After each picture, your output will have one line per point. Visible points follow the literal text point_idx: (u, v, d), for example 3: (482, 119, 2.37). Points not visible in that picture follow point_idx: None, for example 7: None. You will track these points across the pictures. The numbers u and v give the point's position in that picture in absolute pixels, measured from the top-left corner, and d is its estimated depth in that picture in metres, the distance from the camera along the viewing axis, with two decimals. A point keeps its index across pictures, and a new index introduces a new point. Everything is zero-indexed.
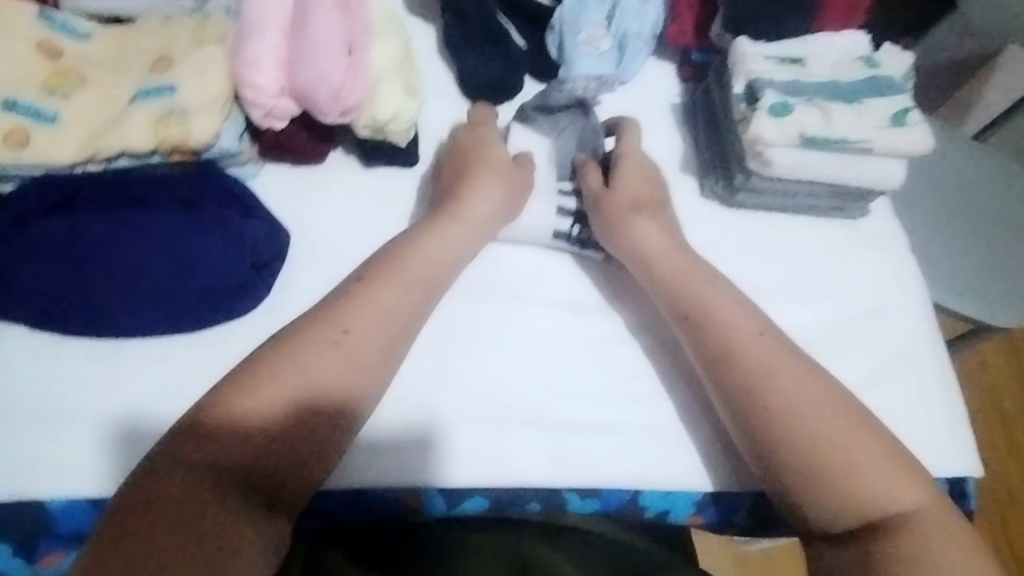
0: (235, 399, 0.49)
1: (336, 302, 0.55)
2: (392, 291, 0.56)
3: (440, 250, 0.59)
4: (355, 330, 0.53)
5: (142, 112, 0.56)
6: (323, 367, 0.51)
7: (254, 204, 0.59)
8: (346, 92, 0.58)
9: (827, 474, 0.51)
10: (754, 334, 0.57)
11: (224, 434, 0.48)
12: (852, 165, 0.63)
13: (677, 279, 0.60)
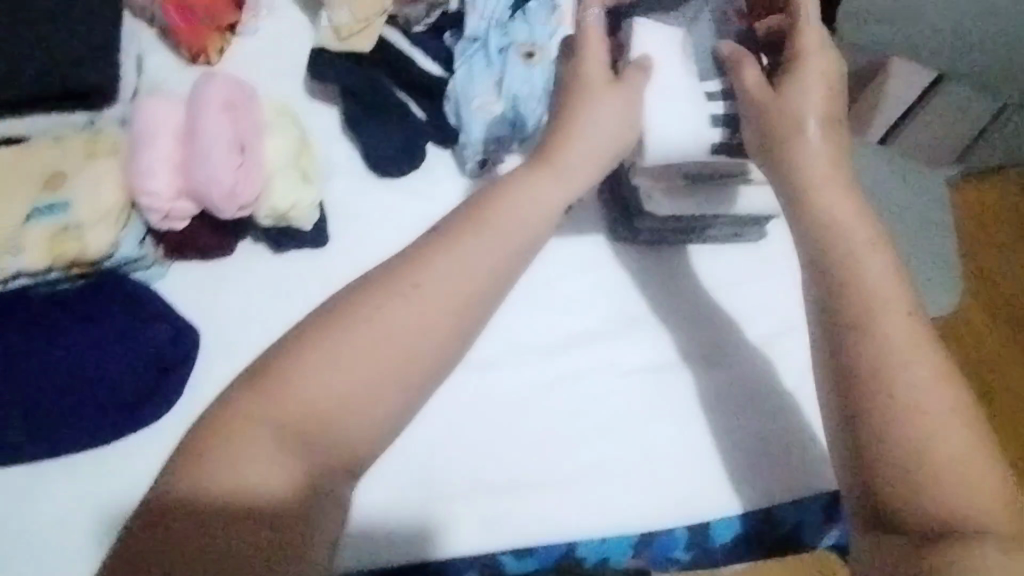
0: (273, 408, 0.42)
1: (378, 304, 0.45)
2: (408, 311, 0.45)
3: (482, 245, 0.47)
4: (391, 349, 0.44)
5: (37, 230, 0.57)
6: (338, 366, 0.43)
7: (159, 307, 0.60)
8: (239, 187, 0.60)
9: (911, 447, 0.43)
10: (887, 279, 0.48)
11: (209, 477, 0.40)
12: (737, 194, 0.65)
13: (832, 213, 0.50)
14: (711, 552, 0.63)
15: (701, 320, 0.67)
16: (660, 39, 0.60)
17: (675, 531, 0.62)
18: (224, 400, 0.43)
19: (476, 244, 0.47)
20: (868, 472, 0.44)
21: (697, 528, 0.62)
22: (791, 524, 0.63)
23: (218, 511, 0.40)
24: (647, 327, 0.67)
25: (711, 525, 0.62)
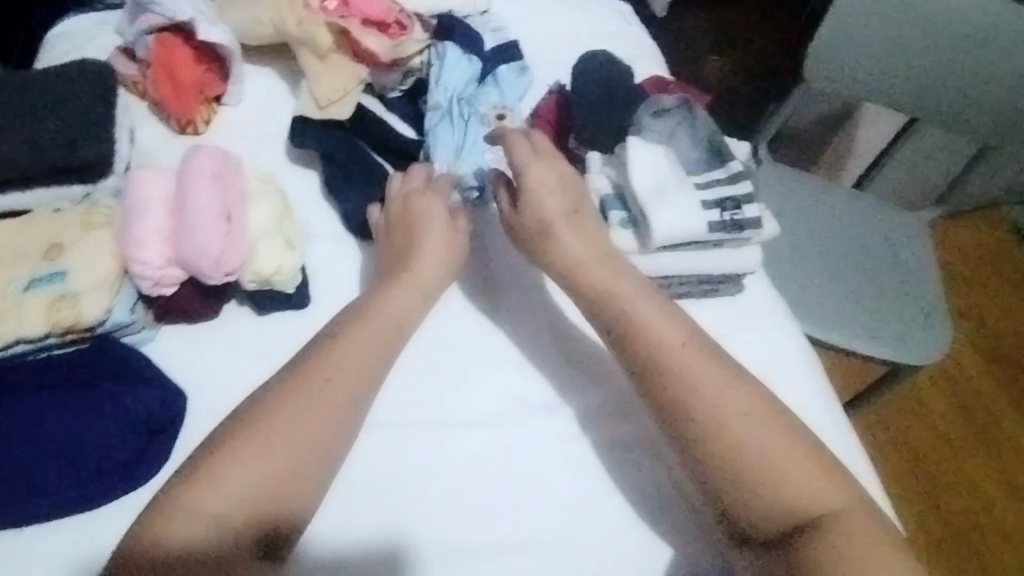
0: (218, 475, 0.50)
1: (291, 399, 0.54)
2: (290, 406, 0.54)
3: (351, 356, 0.58)
4: (297, 428, 0.53)
5: (35, 299, 0.60)
6: (234, 484, 0.50)
7: (152, 372, 0.62)
8: (226, 254, 0.63)
9: (761, 483, 0.52)
10: (679, 342, 0.58)
11: (175, 526, 0.48)
12: (710, 258, 0.71)
13: (645, 312, 0.60)
14: None
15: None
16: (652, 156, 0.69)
17: None
18: (181, 470, 0.51)
19: (349, 346, 0.58)
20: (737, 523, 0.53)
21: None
22: None
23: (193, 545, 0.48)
24: (618, 378, 0.69)
25: None
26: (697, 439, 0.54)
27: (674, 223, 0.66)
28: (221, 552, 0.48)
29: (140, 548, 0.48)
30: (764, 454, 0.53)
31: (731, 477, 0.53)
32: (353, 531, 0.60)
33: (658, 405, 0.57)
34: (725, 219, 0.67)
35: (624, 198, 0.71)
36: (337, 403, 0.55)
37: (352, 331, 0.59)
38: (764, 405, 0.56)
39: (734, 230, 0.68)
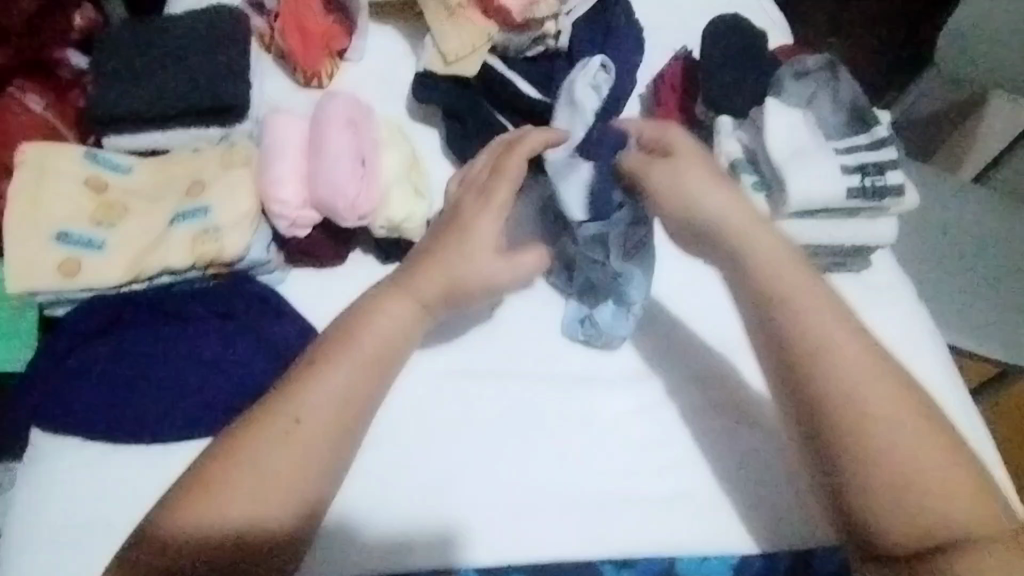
0: (226, 465, 0.52)
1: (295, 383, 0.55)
2: (313, 395, 0.54)
3: (388, 322, 0.58)
4: (310, 415, 0.54)
5: (181, 233, 0.63)
6: (258, 463, 0.52)
7: (284, 307, 0.63)
8: (361, 198, 0.64)
9: (863, 457, 0.52)
10: (845, 339, 0.56)
11: (206, 508, 0.50)
12: (844, 229, 0.68)
13: (802, 311, 0.57)
14: None
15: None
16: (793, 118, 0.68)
17: (776, 555, 0.61)
18: (200, 461, 0.53)
19: (379, 318, 0.58)
20: (858, 521, 0.52)
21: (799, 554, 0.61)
22: None
23: (233, 521, 0.50)
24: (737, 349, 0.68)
25: (817, 553, 0.61)
26: (799, 387, 0.55)
27: (813, 189, 0.64)
28: (258, 532, 0.51)
29: (169, 536, 0.50)
30: (862, 400, 0.54)
31: (847, 451, 0.53)
32: (421, 486, 0.61)
33: (806, 403, 0.55)
34: (867, 185, 0.65)
35: (758, 161, 0.69)
36: (359, 384, 0.56)
37: (383, 300, 0.59)
38: (867, 358, 0.56)
39: (875, 198, 0.65)
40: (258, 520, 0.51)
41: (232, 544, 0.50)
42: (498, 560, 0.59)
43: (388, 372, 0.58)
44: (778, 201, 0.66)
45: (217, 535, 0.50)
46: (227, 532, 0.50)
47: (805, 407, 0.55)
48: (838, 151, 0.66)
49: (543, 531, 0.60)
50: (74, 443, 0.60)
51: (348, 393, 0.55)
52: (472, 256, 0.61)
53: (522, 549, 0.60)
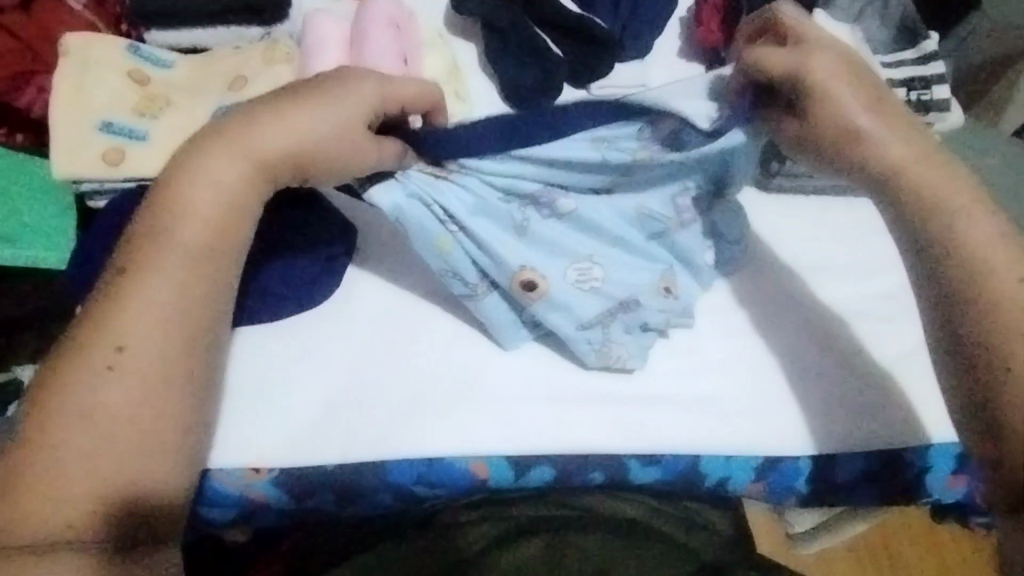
0: (50, 431, 0.47)
1: (123, 305, 0.50)
2: (117, 317, 0.50)
3: (206, 212, 0.52)
4: (92, 352, 0.49)
5: None
6: (111, 401, 0.48)
7: (321, 202, 0.66)
8: None
9: (1001, 314, 0.48)
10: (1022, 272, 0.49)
11: (41, 477, 0.46)
12: None
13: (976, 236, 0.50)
14: (835, 486, 0.63)
15: (824, 270, 0.70)
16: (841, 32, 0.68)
17: (799, 460, 0.62)
18: (21, 437, 0.48)
19: (185, 221, 0.52)
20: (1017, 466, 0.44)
21: (821, 459, 0.62)
22: (916, 470, 0.63)
23: (92, 482, 0.47)
24: (767, 266, 0.70)
25: (838, 458, 0.62)
26: (934, 240, 0.51)
27: None
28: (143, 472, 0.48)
29: (28, 516, 0.46)
30: (972, 233, 0.51)
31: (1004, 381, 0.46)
32: (345, 425, 0.61)
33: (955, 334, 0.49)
34: (913, 99, 0.65)
35: None
36: (202, 285, 0.52)
37: (201, 156, 0.53)
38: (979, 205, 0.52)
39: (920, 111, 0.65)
40: (130, 471, 0.47)
41: (113, 506, 0.47)
42: (527, 452, 0.61)
43: (226, 257, 0.53)
44: None
45: (89, 502, 0.46)
46: (103, 495, 0.47)
47: (962, 315, 0.49)
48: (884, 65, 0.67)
49: (572, 426, 0.62)
50: None
51: (171, 294, 0.51)
52: (264, 129, 0.53)
53: (550, 442, 0.61)
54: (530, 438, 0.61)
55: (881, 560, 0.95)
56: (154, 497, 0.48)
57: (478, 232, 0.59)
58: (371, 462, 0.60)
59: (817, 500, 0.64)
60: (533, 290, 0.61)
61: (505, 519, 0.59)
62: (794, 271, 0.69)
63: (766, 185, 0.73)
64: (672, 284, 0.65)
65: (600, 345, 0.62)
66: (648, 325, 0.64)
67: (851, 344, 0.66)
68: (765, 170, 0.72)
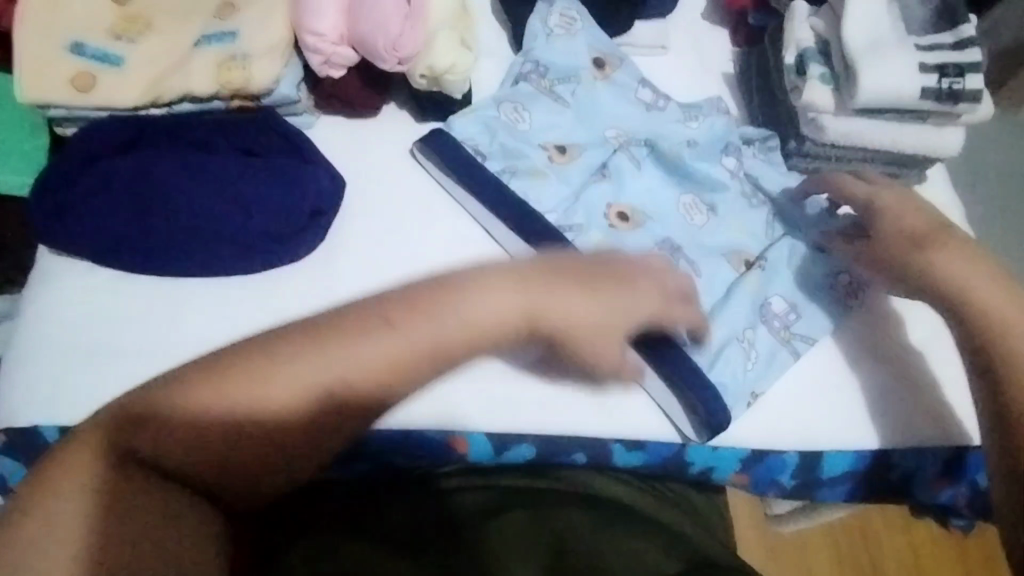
0: (205, 398, 0.40)
1: (323, 346, 0.42)
2: (272, 384, 0.41)
3: (376, 349, 0.42)
4: (351, 375, 0.42)
5: (206, 56, 0.59)
6: (182, 455, 0.40)
7: (311, 149, 0.61)
8: (403, 39, 0.59)
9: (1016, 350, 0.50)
10: None
11: (173, 446, 0.40)
12: (912, 132, 0.65)
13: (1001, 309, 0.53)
14: (820, 482, 0.62)
15: None
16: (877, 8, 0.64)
17: (787, 454, 0.60)
18: (182, 424, 0.40)
19: (472, 295, 0.45)
20: None
21: (811, 455, 0.60)
22: (902, 472, 0.61)
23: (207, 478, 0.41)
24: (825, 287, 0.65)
25: (826, 453, 0.61)
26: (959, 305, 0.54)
27: (888, 85, 0.61)
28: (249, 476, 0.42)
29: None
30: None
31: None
32: None
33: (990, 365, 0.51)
34: (944, 87, 0.61)
35: (829, 52, 0.65)
36: (402, 343, 0.43)
37: (345, 340, 0.42)
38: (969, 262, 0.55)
39: (947, 101, 0.62)
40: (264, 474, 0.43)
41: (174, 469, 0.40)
42: (508, 428, 0.58)
43: (333, 416, 0.42)
44: (846, 94, 0.63)
45: (105, 481, 0.38)
46: (161, 495, 0.41)
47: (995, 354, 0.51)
48: (919, 48, 0.63)
49: (558, 405, 0.59)
50: (87, 268, 0.59)
51: (295, 394, 0.41)
52: (487, 269, 0.46)
53: (532, 419, 0.59)
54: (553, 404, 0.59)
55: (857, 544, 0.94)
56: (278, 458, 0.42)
57: (620, 96, 0.69)
58: None
59: (800, 496, 0.63)
60: (566, 153, 0.66)
61: (493, 490, 0.53)
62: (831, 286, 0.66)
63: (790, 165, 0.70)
64: (628, 216, 0.65)
65: (529, 171, 0.64)
66: (561, 214, 0.64)
67: (889, 342, 0.64)
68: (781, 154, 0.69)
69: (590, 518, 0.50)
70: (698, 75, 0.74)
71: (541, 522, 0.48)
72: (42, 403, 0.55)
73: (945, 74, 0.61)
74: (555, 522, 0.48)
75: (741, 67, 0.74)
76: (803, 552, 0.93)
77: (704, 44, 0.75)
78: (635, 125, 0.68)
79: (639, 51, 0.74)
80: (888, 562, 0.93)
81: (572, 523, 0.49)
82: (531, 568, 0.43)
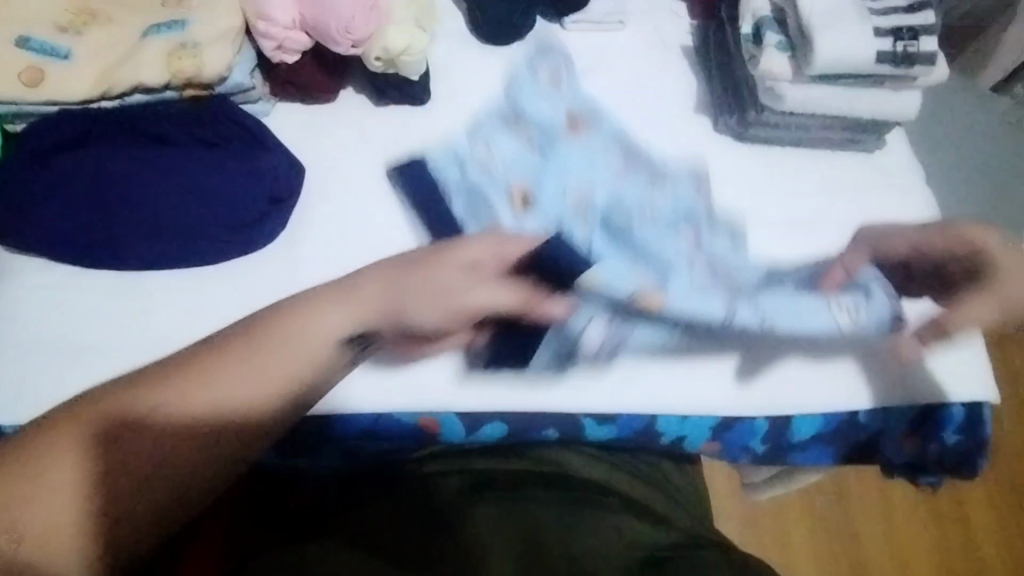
0: (170, 400, 0.40)
1: (249, 347, 0.42)
2: (229, 378, 0.41)
3: (310, 351, 0.44)
4: (302, 369, 0.43)
5: (155, 45, 0.58)
6: (102, 470, 0.39)
7: (268, 137, 0.61)
8: (357, 21, 0.58)
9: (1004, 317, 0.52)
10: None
11: (148, 445, 0.40)
12: (870, 98, 0.65)
13: None
14: (789, 447, 0.62)
15: (798, 225, 0.67)
16: None
17: (755, 420, 0.61)
18: (152, 423, 0.40)
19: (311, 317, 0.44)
20: None
21: (778, 421, 0.61)
22: (869, 433, 0.62)
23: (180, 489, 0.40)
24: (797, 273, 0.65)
25: (795, 417, 0.61)
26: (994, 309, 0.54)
27: (843, 51, 0.61)
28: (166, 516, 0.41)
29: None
30: None
31: None
32: None
33: None
34: (899, 51, 0.62)
35: (785, 20, 0.65)
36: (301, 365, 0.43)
37: (314, 311, 0.44)
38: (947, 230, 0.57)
39: (903, 64, 0.62)
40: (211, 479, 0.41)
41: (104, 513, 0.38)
42: (478, 408, 0.59)
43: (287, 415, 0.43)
44: (802, 62, 0.63)
45: (94, 476, 0.38)
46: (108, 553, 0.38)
47: None
48: (873, 12, 0.63)
49: (527, 383, 0.60)
50: (45, 265, 0.58)
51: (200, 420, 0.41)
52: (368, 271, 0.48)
53: (503, 397, 0.59)
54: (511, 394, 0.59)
55: (831, 510, 0.95)
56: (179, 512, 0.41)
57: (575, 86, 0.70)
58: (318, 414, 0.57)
59: (770, 460, 0.64)
60: (524, 138, 0.66)
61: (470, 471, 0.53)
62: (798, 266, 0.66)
63: (752, 136, 0.70)
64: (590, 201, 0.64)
65: (485, 157, 0.65)
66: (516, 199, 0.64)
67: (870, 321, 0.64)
68: (739, 126, 0.70)
69: (555, 496, 0.49)
70: (657, 49, 0.74)
71: (508, 505, 0.48)
72: (5, 403, 0.54)
73: (900, 37, 0.61)
74: (522, 503, 0.48)
75: (699, 40, 0.74)
76: (780, 519, 0.95)
77: (662, 18, 0.75)
78: (594, 113, 0.68)
79: (597, 27, 0.73)
80: (863, 526, 0.95)
81: (539, 502, 0.48)
82: (509, 540, 0.43)
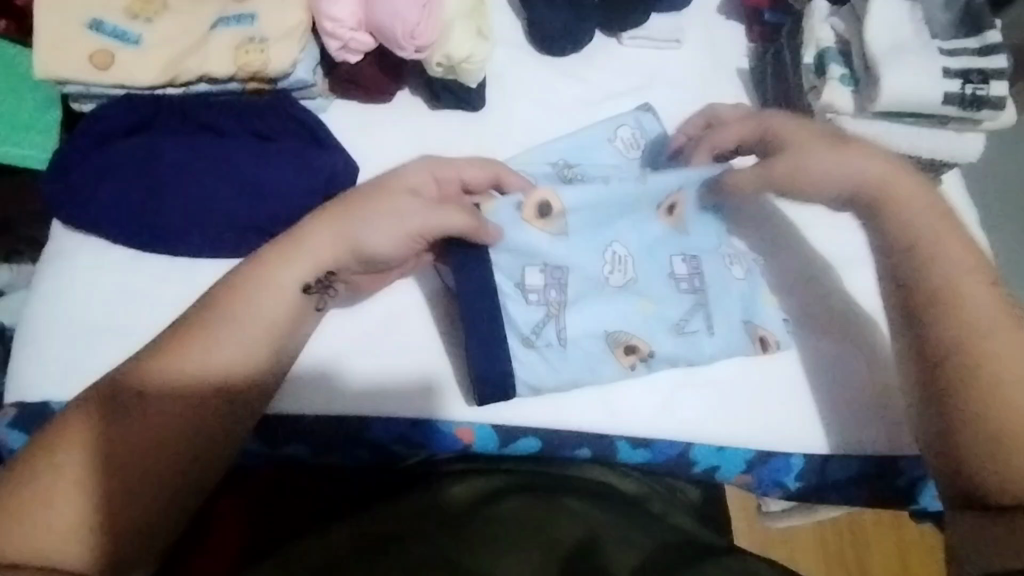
0: (181, 364, 0.47)
1: (238, 299, 0.50)
2: (216, 343, 0.48)
3: (284, 295, 0.51)
4: (272, 324, 0.50)
5: (224, 38, 0.59)
6: (140, 427, 0.45)
7: (325, 134, 0.61)
8: (421, 26, 0.58)
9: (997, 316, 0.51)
10: (992, 300, 0.52)
11: (151, 421, 0.45)
12: (930, 137, 0.64)
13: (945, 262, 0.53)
14: (824, 486, 0.61)
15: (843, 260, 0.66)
16: (898, 10, 0.63)
17: (793, 456, 0.60)
18: (162, 389, 0.46)
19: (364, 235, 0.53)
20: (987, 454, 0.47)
21: (815, 459, 0.60)
22: (907, 479, 0.61)
23: (138, 475, 0.44)
24: (837, 314, 0.64)
25: (832, 460, 0.61)
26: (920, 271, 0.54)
27: (908, 89, 0.60)
28: (167, 477, 0.45)
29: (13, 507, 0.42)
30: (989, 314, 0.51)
31: (963, 360, 0.50)
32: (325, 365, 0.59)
33: (923, 320, 0.53)
34: (967, 93, 0.61)
35: (849, 53, 0.64)
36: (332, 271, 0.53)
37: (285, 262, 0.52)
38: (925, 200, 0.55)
39: (970, 107, 0.61)
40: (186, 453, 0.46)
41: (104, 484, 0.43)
42: (513, 421, 0.59)
43: (281, 340, 0.51)
44: (866, 97, 0.62)
45: (91, 455, 0.44)
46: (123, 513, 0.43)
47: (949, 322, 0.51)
48: (943, 52, 0.62)
49: (562, 403, 0.60)
50: (100, 246, 0.59)
51: (197, 375, 0.47)
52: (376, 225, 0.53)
53: (538, 412, 0.59)
54: (546, 374, 0.58)
55: (845, 544, 0.94)
56: (169, 474, 0.45)
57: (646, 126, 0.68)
58: (354, 416, 0.58)
59: (803, 497, 0.63)
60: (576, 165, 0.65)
61: (495, 479, 0.52)
62: (838, 303, 0.64)
63: None
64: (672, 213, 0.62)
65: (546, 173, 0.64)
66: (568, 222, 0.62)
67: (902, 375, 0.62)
68: None
69: (591, 506, 0.49)
70: (713, 69, 0.73)
71: (540, 507, 0.48)
72: (52, 382, 0.55)
73: (969, 80, 0.60)
74: (556, 505, 0.48)
75: (756, 64, 0.73)
76: (792, 549, 0.93)
77: (719, 39, 0.74)
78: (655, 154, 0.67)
79: (654, 45, 0.73)
80: (876, 564, 0.93)
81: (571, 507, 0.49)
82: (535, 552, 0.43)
